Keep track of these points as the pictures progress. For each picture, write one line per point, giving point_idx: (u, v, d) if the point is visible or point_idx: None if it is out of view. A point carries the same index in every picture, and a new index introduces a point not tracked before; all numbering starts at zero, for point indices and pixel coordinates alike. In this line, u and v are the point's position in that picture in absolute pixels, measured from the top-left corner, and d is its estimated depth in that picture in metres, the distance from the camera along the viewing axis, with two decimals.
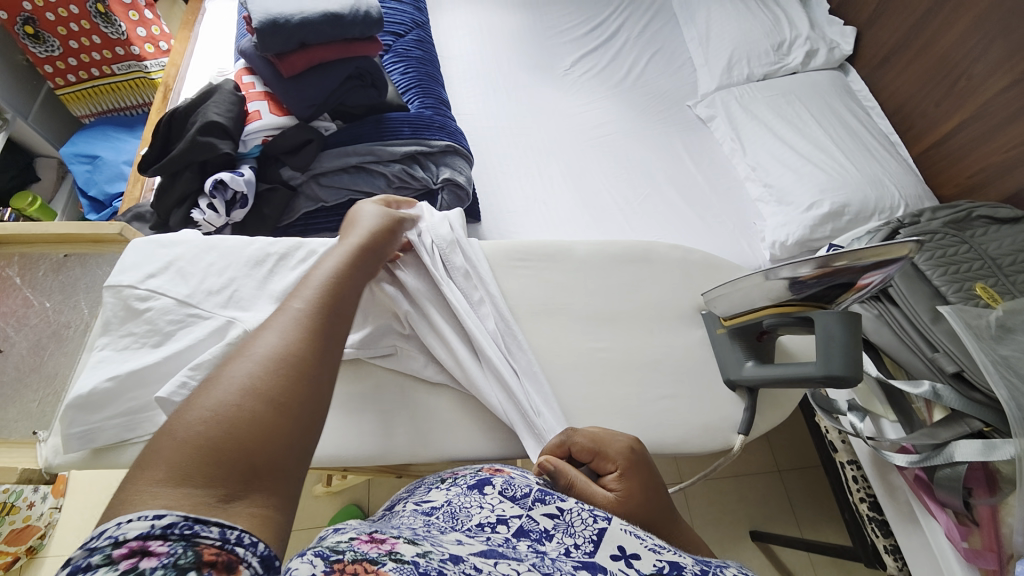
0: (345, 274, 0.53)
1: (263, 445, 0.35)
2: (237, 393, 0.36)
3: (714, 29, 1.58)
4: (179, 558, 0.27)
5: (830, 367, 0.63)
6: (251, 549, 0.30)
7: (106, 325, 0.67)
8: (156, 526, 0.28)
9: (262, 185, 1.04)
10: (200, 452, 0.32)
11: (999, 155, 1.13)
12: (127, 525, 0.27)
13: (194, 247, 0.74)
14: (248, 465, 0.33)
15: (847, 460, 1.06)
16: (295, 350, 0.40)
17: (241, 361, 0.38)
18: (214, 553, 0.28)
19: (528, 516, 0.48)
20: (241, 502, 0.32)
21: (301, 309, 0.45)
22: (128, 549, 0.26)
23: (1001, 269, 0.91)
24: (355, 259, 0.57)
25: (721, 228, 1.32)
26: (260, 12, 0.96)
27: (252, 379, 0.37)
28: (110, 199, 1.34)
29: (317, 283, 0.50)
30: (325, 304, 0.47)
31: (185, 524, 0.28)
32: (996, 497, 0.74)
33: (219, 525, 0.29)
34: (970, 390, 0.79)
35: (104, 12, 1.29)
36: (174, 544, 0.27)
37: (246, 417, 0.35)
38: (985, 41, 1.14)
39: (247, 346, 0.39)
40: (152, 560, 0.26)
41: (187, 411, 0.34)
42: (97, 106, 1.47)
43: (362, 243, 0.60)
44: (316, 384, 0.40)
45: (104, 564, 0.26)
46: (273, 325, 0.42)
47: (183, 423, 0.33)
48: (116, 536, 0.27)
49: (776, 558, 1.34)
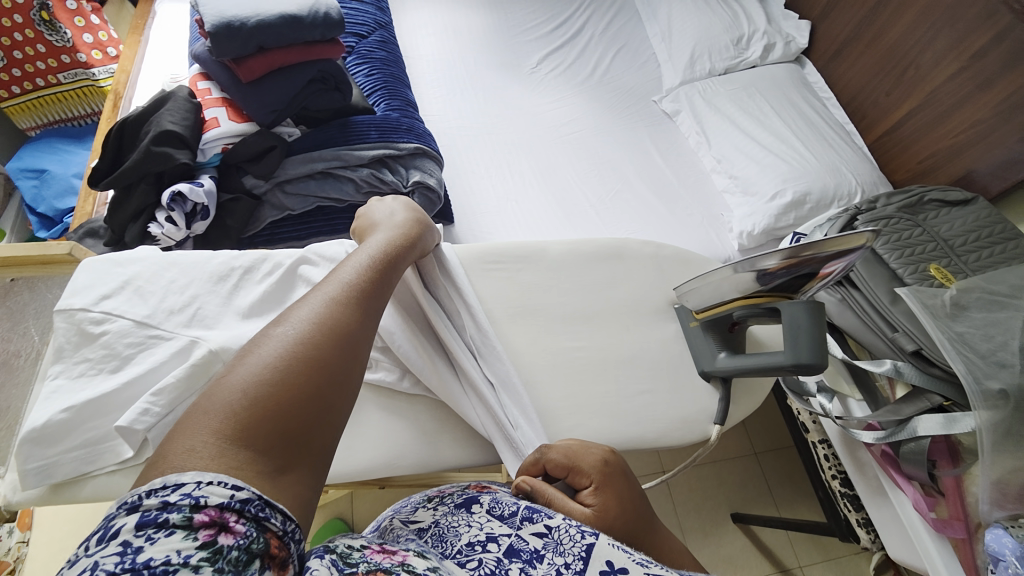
0: (384, 257, 0.54)
1: (305, 411, 0.36)
2: (296, 357, 0.38)
3: (675, 25, 1.61)
4: (252, 542, 0.29)
5: (799, 356, 0.65)
6: (297, 546, 0.32)
7: (59, 352, 0.64)
8: (235, 499, 0.30)
9: (224, 196, 1.00)
10: (261, 413, 0.34)
11: (948, 140, 1.19)
12: (208, 489, 0.29)
13: (152, 264, 0.71)
14: (294, 431, 0.35)
15: (819, 439, 1.09)
16: (346, 325, 0.42)
17: (299, 325, 0.40)
18: (276, 545, 0.31)
19: (517, 535, 0.47)
20: (289, 473, 0.34)
21: (351, 285, 0.47)
22: (209, 518, 0.29)
23: (953, 250, 0.95)
24: (392, 244, 0.58)
25: (691, 219, 1.34)
26: (213, 15, 0.92)
27: (310, 346, 0.39)
28: (60, 216, 1.28)
29: (361, 262, 0.51)
30: (371, 285, 0.49)
31: (258, 505, 0.31)
32: (959, 468, 0.78)
33: (282, 514, 0.32)
34: (929, 366, 0.83)
35: (48, 19, 1.24)
36: (247, 525, 0.30)
37: (295, 380, 0.37)
38: (932, 31, 1.19)
39: (303, 311, 0.41)
40: (230, 539, 0.28)
41: (250, 365, 0.36)
42: (43, 117, 1.37)
43: (400, 231, 0.62)
44: (362, 363, 0.42)
45: (184, 527, 0.28)
46: (326, 295, 0.44)
47: (247, 377, 0.35)
48: (198, 499, 0.29)
49: (757, 538, 1.38)
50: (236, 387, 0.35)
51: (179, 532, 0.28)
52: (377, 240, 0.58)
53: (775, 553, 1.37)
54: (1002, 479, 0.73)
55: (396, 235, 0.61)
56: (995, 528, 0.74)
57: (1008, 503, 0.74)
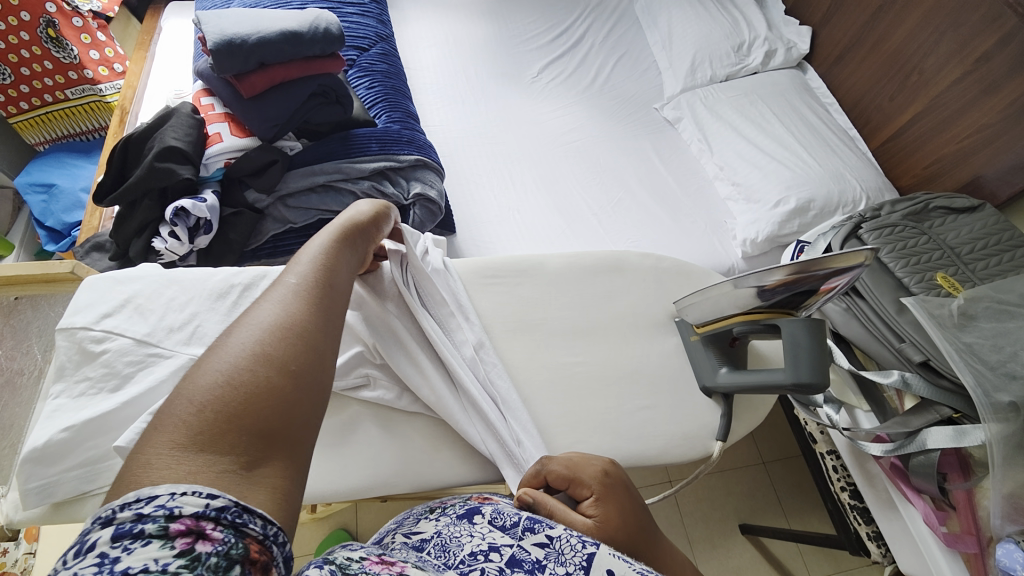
0: (334, 252, 0.54)
1: (273, 410, 0.37)
2: (247, 359, 0.38)
3: (677, 32, 1.60)
4: (230, 548, 0.30)
5: (799, 375, 0.65)
6: (281, 548, 0.33)
7: (61, 370, 0.65)
8: (211, 508, 0.30)
9: (227, 211, 1.01)
10: (218, 417, 0.34)
11: (955, 145, 1.17)
12: (182, 500, 0.30)
13: (153, 282, 0.71)
14: (265, 431, 0.36)
15: (826, 450, 1.07)
16: (297, 322, 0.42)
17: (247, 329, 0.40)
18: (257, 549, 0.31)
19: (519, 545, 0.46)
20: (262, 469, 0.34)
21: (304, 283, 0.47)
22: (185, 527, 0.29)
23: (960, 258, 0.94)
24: (343, 237, 0.58)
25: (693, 227, 1.33)
26: (215, 32, 0.93)
27: (260, 346, 0.39)
28: (69, 229, 1.29)
29: (309, 259, 0.51)
30: (319, 280, 0.48)
31: (235, 512, 0.31)
32: (971, 481, 0.76)
33: (263, 518, 0.32)
34: (937, 377, 0.81)
35: (55, 37, 1.25)
36: (225, 532, 0.30)
37: (259, 381, 0.37)
38: (936, 35, 1.18)
39: (253, 317, 0.41)
40: (207, 546, 0.29)
41: (201, 374, 0.36)
42: (51, 133, 1.40)
43: (348, 224, 0.61)
44: (322, 353, 0.42)
45: (161, 536, 0.29)
46: (279, 297, 0.44)
47: (199, 386, 0.35)
48: (173, 510, 0.29)
49: (766, 549, 1.36)
50: (188, 397, 0.35)
51: (155, 541, 0.29)
52: (325, 234, 0.57)
53: (784, 564, 1.35)
54: (1014, 492, 0.71)
55: (347, 228, 0.60)
56: (1006, 542, 0.72)
57: (1019, 517, 0.72)
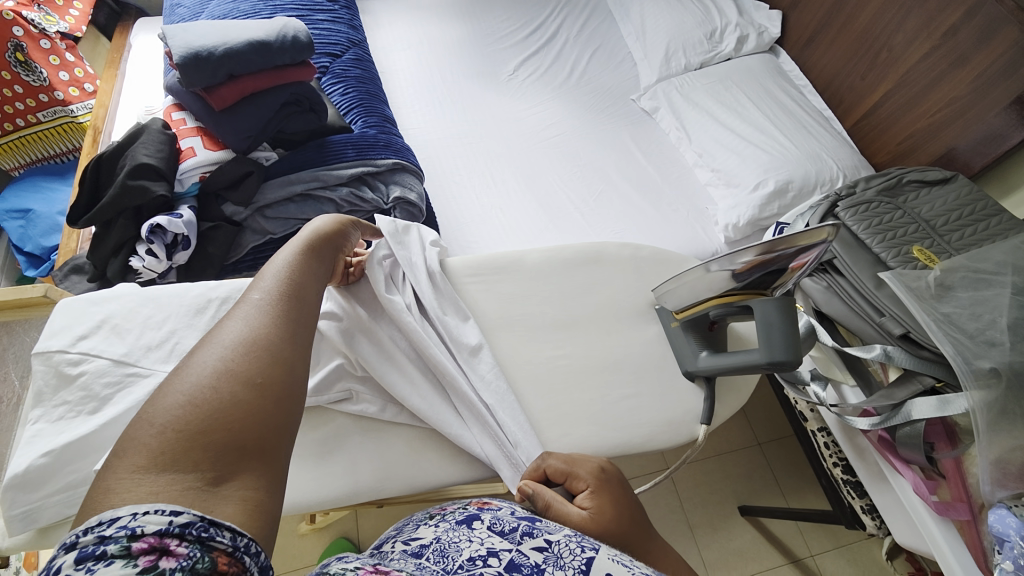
0: (300, 263, 0.54)
1: (243, 425, 0.37)
2: (210, 376, 0.37)
3: (649, 21, 1.61)
4: (196, 563, 0.30)
5: (774, 354, 0.66)
6: (255, 559, 0.33)
7: (38, 395, 0.64)
8: (174, 525, 0.30)
9: (204, 225, 1.00)
10: (182, 435, 0.34)
11: (927, 119, 1.19)
12: (143, 519, 0.30)
13: (129, 301, 0.71)
14: (232, 448, 0.36)
15: (817, 427, 1.08)
16: (264, 335, 0.42)
17: (211, 348, 0.40)
18: (226, 562, 0.31)
19: (518, 550, 0.46)
20: (230, 483, 0.34)
21: (269, 297, 0.46)
22: (149, 545, 0.29)
23: (935, 230, 0.95)
24: (310, 248, 0.58)
25: (675, 215, 1.34)
26: (181, 45, 0.92)
27: (225, 363, 0.39)
28: (47, 253, 1.26)
29: (276, 272, 0.51)
30: (286, 293, 0.48)
31: (201, 527, 0.31)
32: (957, 449, 0.78)
33: (231, 531, 0.32)
34: (918, 349, 0.82)
35: (23, 60, 1.25)
36: (190, 547, 0.30)
37: (226, 398, 0.37)
38: (902, 12, 1.20)
39: (218, 334, 0.41)
40: (171, 562, 0.29)
41: (165, 395, 0.36)
42: (25, 157, 1.37)
43: (315, 235, 0.60)
44: (290, 364, 0.42)
45: (123, 556, 0.28)
46: (245, 314, 0.44)
47: (162, 407, 0.35)
48: (135, 529, 0.29)
49: (765, 529, 1.37)
50: (151, 420, 0.35)
51: (118, 561, 0.28)
52: (291, 246, 0.56)
53: (784, 543, 1.36)
54: (1002, 458, 0.72)
55: (315, 238, 0.60)
56: (997, 508, 0.73)
57: (1010, 483, 0.73)
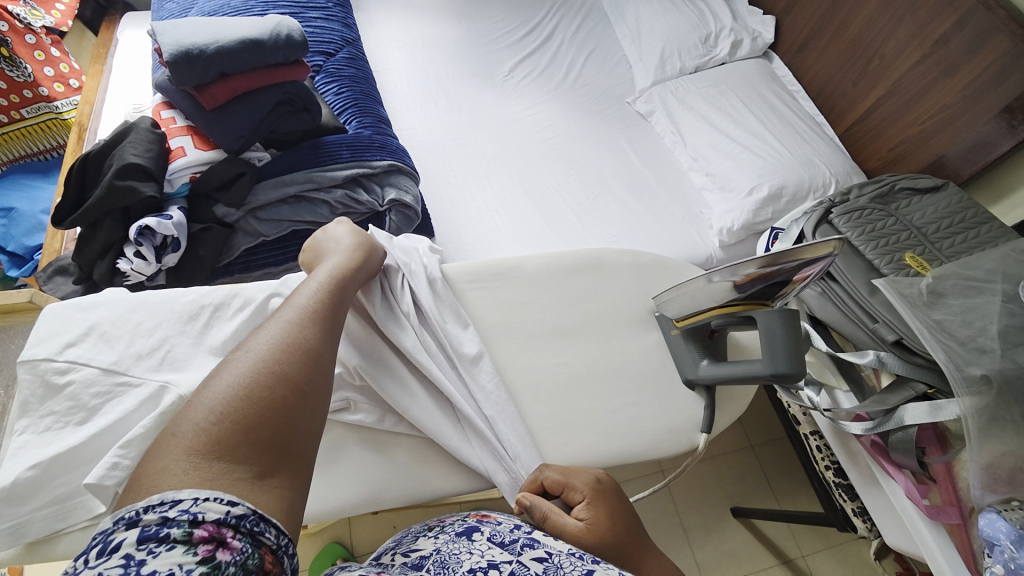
0: (333, 282, 0.59)
1: (280, 421, 0.41)
2: (258, 374, 0.42)
3: (644, 24, 1.61)
4: (247, 558, 0.33)
5: (777, 365, 0.66)
6: (291, 560, 0.36)
7: (24, 405, 0.62)
8: (231, 515, 0.34)
9: (195, 226, 0.98)
10: (233, 425, 0.38)
11: (918, 126, 1.20)
12: (205, 506, 0.33)
13: (118, 308, 0.69)
14: (273, 442, 0.40)
15: (810, 430, 1.09)
16: (303, 344, 0.47)
17: (258, 349, 0.44)
18: (270, 561, 0.35)
19: (518, 561, 0.45)
20: (270, 478, 0.38)
21: (306, 311, 0.51)
22: (208, 534, 0.32)
23: (927, 237, 0.96)
24: (343, 267, 0.63)
25: (671, 219, 1.34)
26: (170, 42, 0.90)
27: (271, 363, 0.43)
28: (31, 253, 1.21)
29: (313, 288, 0.56)
30: (322, 309, 0.53)
31: (253, 521, 0.34)
32: (948, 454, 0.79)
33: (277, 529, 0.36)
34: (911, 354, 0.84)
35: (7, 55, 1.21)
36: (243, 540, 0.34)
37: (270, 394, 0.41)
38: (895, 20, 1.22)
39: (263, 338, 0.46)
40: (227, 554, 0.32)
41: (219, 386, 0.40)
42: (7, 154, 1.34)
43: (351, 255, 0.66)
44: (323, 373, 0.47)
45: (185, 541, 0.31)
46: (286, 323, 0.49)
47: (214, 397, 0.40)
48: (196, 515, 0.33)
49: (758, 531, 1.39)
50: (204, 408, 0.39)
51: (179, 546, 0.31)
52: (328, 266, 0.62)
53: (776, 544, 1.37)
54: (991, 462, 0.74)
55: (348, 258, 0.65)
56: (987, 512, 0.73)
57: (999, 487, 0.74)
